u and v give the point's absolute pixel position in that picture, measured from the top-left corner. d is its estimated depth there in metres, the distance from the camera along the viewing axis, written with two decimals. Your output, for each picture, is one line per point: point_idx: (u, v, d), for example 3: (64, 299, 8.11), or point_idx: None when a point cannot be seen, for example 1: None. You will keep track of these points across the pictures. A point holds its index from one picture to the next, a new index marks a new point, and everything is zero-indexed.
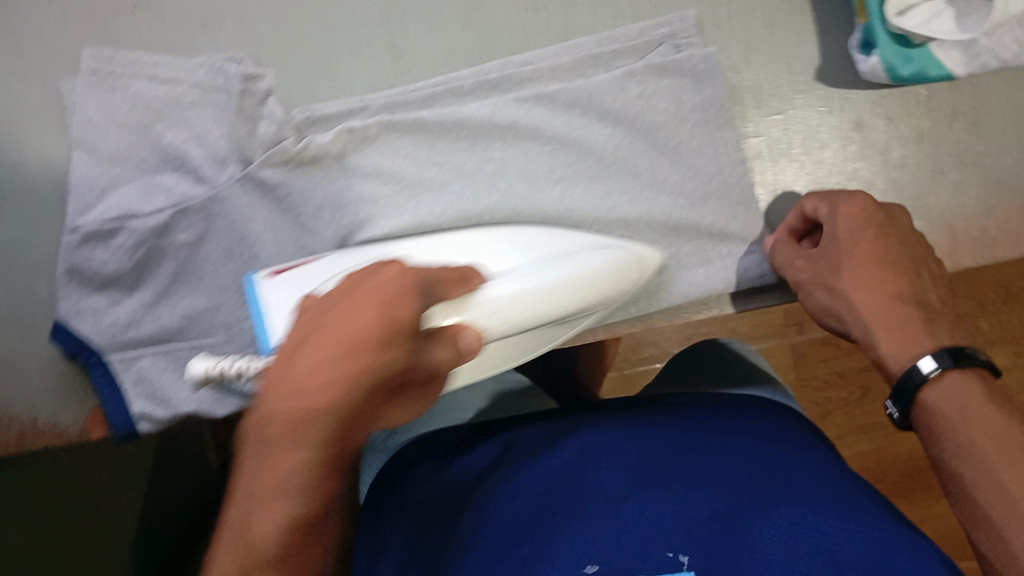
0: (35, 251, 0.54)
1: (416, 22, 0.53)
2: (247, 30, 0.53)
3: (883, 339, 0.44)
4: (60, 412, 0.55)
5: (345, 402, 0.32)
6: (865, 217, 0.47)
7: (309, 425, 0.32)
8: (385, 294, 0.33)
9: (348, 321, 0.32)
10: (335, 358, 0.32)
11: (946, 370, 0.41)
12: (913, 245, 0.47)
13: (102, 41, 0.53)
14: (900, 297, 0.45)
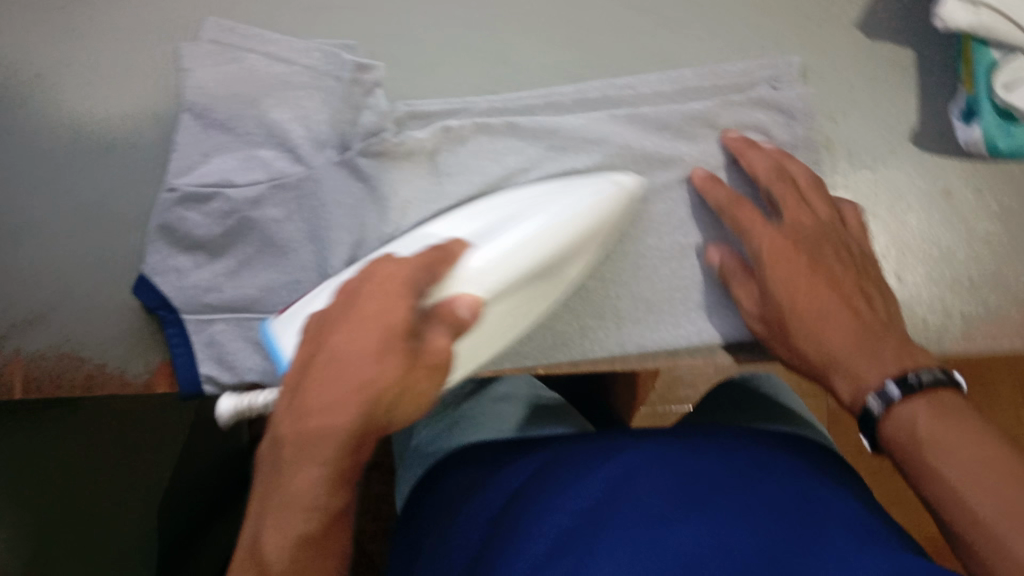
0: (133, 203, 0.56)
1: (526, 35, 0.54)
2: (364, 21, 0.55)
3: (839, 376, 0.44)
4: (129, 360, 0.56)
5: (353, 411, 0.36)
6: (784, 246, 0.47)
7: (322, 440, 0.36)
8: (386, 302, 0.37)
9: (354, 334, 0.36)
10: (342, 372, 0.36)
11: (893, 404, 0.40)
12: (841, 261, 0.47)
13: (227, 13, 0.55)
14: (847, 328, 0.44)
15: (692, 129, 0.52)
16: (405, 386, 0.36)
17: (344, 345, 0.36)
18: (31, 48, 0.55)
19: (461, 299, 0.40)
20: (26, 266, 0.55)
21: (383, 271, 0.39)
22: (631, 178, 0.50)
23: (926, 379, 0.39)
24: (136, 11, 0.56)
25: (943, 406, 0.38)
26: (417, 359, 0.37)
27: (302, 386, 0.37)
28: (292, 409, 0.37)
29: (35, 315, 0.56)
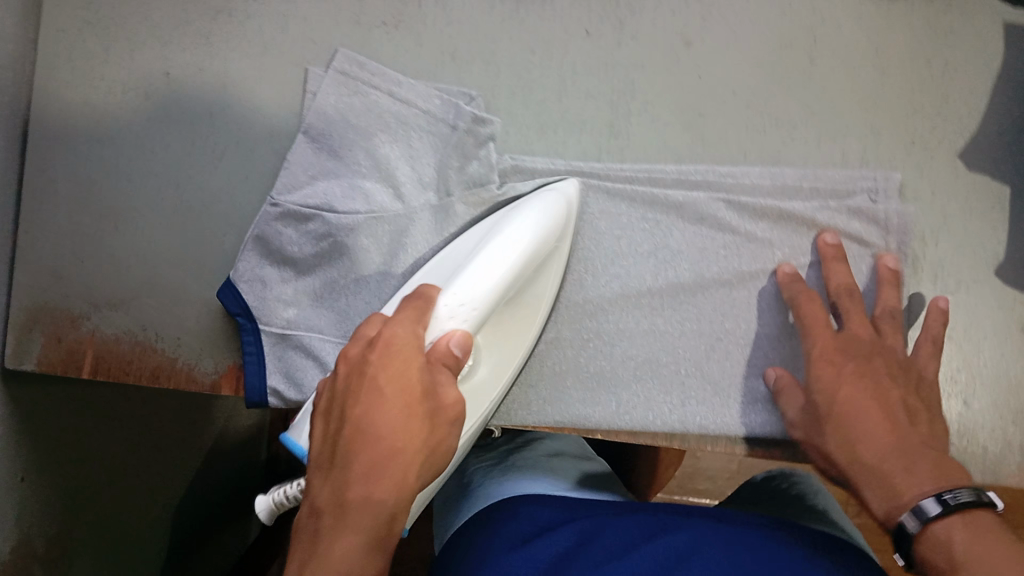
0: (234, 210, 0.58)
1: (641, 110, 0.55)
2: (487, 73, 0.57)
3: (870, 488, 0.43)
4: (203, 358, 0.57)
5: (392, 481, 0.38)
6: (837, 358, 0.48)
7: (364, 512, 0.37)
8: (408, 373, 0.40)
9: (384, 410, 0.39)
10: (375, 447, 0.38)
11: (928, 522, 0.39)
12: (900, 379, 0.48)
13: (358, 47, 0.58)
14: (885, 440, 0.44)
15: (784, 224, 0.53)
16: (434, 449, 0.40)
17: (376, 422, 0.38)
18: (168, 48, 0.59)
19: (454, 336, 0.43)
20: (121, 251, 0.58)
21: (367, 338, 0.42)
22: (568, 181, 0.53)
23: (964, 499, 0.38)
24: (271, 30, 0.59)
25: (978, 524, 0.37)
26: (437, 421, 0.40)
27: (335, 466, 0.38)
28: (326, 491, 0.38)
29: (117, 300, 0.58)
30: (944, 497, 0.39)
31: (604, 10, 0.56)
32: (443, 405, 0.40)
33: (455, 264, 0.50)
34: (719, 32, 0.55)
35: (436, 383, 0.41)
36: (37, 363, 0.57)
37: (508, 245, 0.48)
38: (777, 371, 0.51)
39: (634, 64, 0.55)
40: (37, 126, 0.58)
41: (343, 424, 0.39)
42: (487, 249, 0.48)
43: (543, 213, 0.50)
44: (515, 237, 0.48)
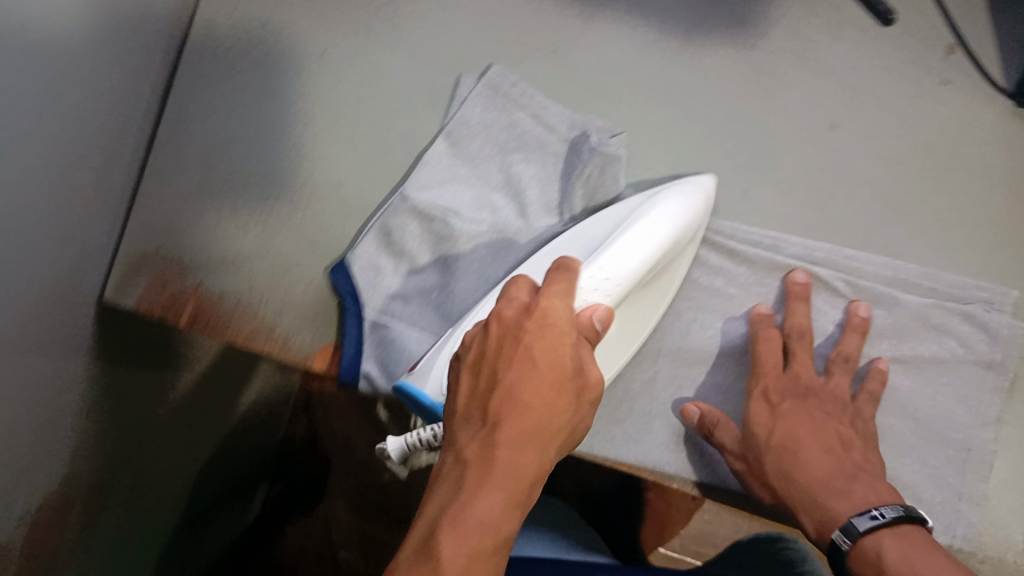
0: (358, 196, 0.59)
1: (776, 180, 0.57)
2: (633, 114, 0.58)
3: (805, 511, 0.49)
4: (301, 330, 0.58)
5: (535, 448, 0.37)
6: (777, 396, 0.52)
7: (512, 469, 0.36)
8: (563, 348, 0.40)
9: (538, 377, 0.39)
10: (529, 410, 0.38)
11: (862, 535, 0.44)
12: (837, 413, 0.52)
13: (512, 64, 0.59)
14: (822, 468, 0.49)
15: (896, 319, 0.55)
16: (575, 421, 0.40)
17: (528, 387, 0.38)
18: (326, 27, 0.60)
19: (599, 311, 0.44)
20: (241, 212, 0.59)
21: (521, 302, 0.42)
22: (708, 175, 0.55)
23: (891, 514, 0.44)
24: (432, 31, 0.60)
25: (906, 535, 0.43)
26: (583, 398, 0.40)
27: (487, 421, 0.38)
28: (475, 447, 0.37)
29: (230, 258, 0.58)
30: (874, 514, 0.44)
31: (758, 79, 0.58)
32: (588, 382, 0.40)
33: (586, 242, 0.52)
34: (866, 122, 0.57)
35: (586, 360, 0.40)
36: (135, 302, 0.57)
37: (656, 225, 0.50)
38: (699, 404, 0.53)
39: (777, 135, 0.57)
40: (184, 77, 0.60)
41: (495, 382, 0.39)
42: (631, 224, 0.50)
43: (679, 205, 0.51)
44: (662, 220, 0.50)
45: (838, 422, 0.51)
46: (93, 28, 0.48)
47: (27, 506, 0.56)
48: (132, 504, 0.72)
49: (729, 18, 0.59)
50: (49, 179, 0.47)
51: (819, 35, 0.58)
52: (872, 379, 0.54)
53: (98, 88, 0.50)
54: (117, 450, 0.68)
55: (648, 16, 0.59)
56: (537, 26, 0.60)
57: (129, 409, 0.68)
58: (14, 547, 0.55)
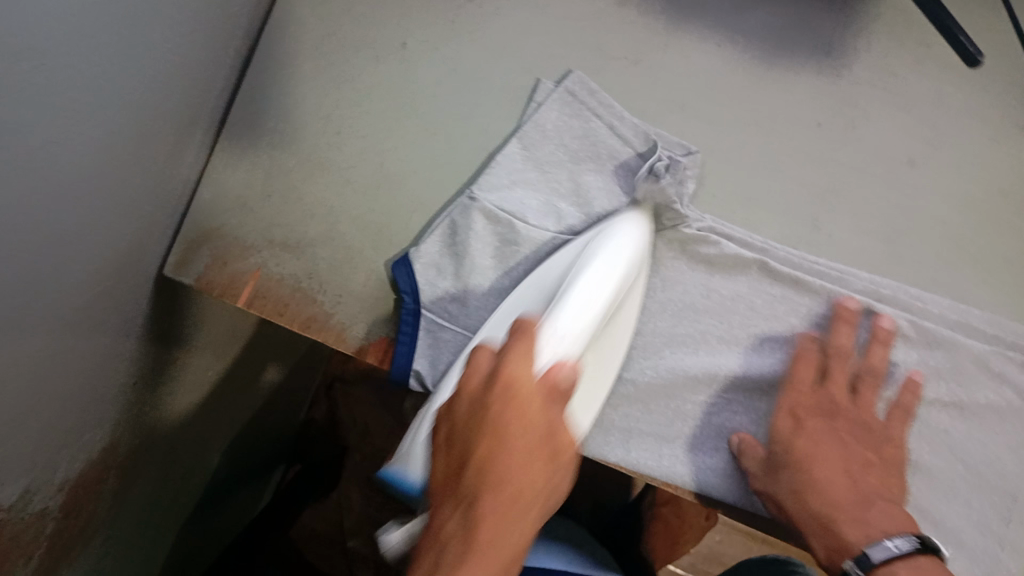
0: (424, 191, 0.59)
1: (846, 212, 0.57)
2: (709, 133, 0.58)
3: (816, 535, 0.52)
4: (357, 321, 0.57)
5: (514, 521, 0.38)
6: (806, 415, 0.54)
7: (493, 546, 0.36)
8: (532, 413, 0.40)
9: (511, 452, 0.39)
10: (505, 484, 0.38)
11: (876, 563, 0.49)
12: (866, 438, 0.54)
13: (591, 73, 0.59)
14: (838, 494, 0.52)
15: (957, 362, 0.55)
16: (550, 487, 0.40)
17: (503, 463, 0.38)
18: (409, 21, 0.60)
19: (566, 365, 0.42)
20: (307, 197, 0.59)
21: (483, 370, 0.41)
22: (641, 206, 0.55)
23: (907, 547, 0.48)
24: (514, 32, 0.60)
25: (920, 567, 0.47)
26: (555, 459, 0.40)
27: (460, 500, 0.38)
28: (452, 527, 0.37)
29: (292, 243, 0.58)
30: (888, 544, 0.48)
31: (837, 109, 0.58)
32: (557, 443, 0.41)
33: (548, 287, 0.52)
34: (942, 163, 0.57)
35: (555, 422, 0.41)
36: (195, 279, 0.57)
37: (608, 271, 0.49)
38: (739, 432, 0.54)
39: (854, 168, 0.57)
40: (262, 56, 0.60)
41: (466, 458, 0.39)
42: (583, 274, 0.48)
43: (624, 239, 0.51)
44: (609, 263, 0.49)
45: (861, 446, 0.53)
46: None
47: (64, 474, 0.56)
48: (166, 479, 0.73)
49: (816, 46, 0.59)
50: (118, 145, 0.47)
51: (904, 70, 0.58)
52: (910, 395, 0.54)
53: (176, 61, 0.50)
54: (156, 454, 0.70)
55: (733, 37, 0.59)
56: (622, 36, 0.60)
57: (173, 376, 0.69)
58: (50, 511, 0.55)
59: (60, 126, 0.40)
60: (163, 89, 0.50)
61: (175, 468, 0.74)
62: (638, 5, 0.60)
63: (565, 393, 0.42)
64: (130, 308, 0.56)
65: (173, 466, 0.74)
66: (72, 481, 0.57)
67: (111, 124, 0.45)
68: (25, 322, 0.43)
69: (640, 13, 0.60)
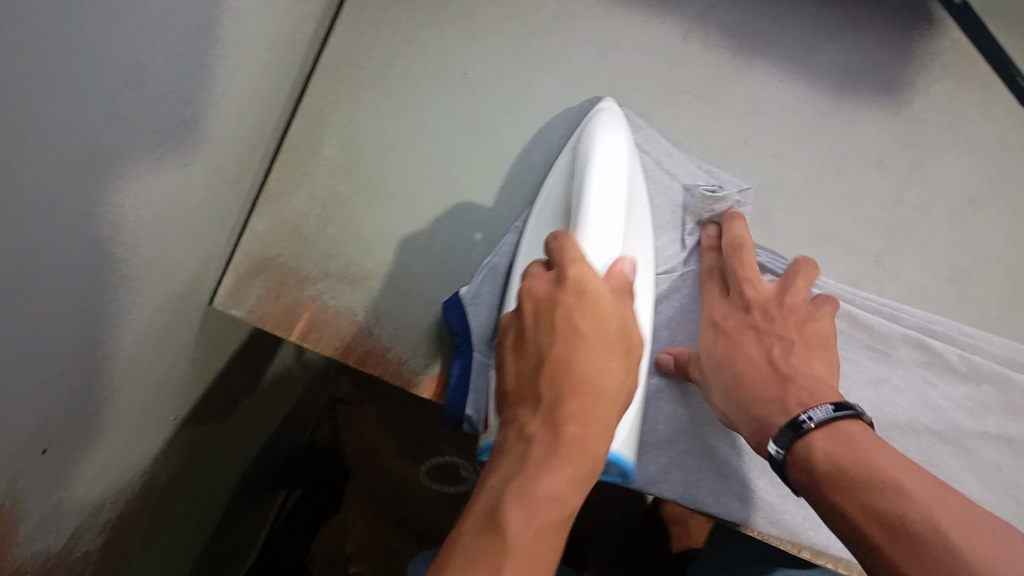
0: (482, 220, 0.58)
1: (907, 251, 0.59)
2: (776, 169, 0.60)
3: (744, 422, 0.48)
4: (414, 357, 0.55)
5: (599, 421, 0.35)
6: (722, 319, 0.54)
7: (576, 452, 0.34)
8: (607, 311, 0.38)
9: (591, 351, 0.36)
10: (586, 383, 0.35)
11: (792, 444, 0.45)
12: (778, 323, 0.52)
13: (658, 107, 0.60)
14: (757, 375, 0.50)
15: (1009, 399, 0.56)
16: (631, 382, 0.38)
17: (585, 362, 0.36)
18: (475, 49, 0.60)
19: (625, 261, 0.43)
20: (367, 226, 0.57)
21: (545, 276, 0.40)
22: (610, 109, 0.55)
23: (820, 415, 0.44)
24: (584, 63, 0.61)
25: (841, 433, 0.43)
26: (632, 357, 0.38)
27: (545, 398, 0.35)
28: (535, 426, 0.35)
29: (349, 274, 0.56)
30: (805, 417, 0.44)
31: (901, 147, 0.60)
32: (634, 340, 0.38)
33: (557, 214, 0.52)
34: (1004, 204, 0.60)
35: (629, 320, 0.39)
36: (247, 312, 0.54)
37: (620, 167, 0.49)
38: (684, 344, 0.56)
39: (918, 208, 0.59)
40: (320, 78, 0.58)
41: (544, 358, 0.37)
42: (593, 179, 0.47)
43: (613, 137, 0.51)
44: (615, 160, 0.49)
45: (779, 327, 0.52)
46: (266, 13, 0.46)
47: (108, 516, 0.48)
48: (202, 479, 0.67)
49: (881, 86, 0.61)
50: (208, 171, 0.46)
51: (965, 113, 0.61)
52: (826, 311, 0.53)
53: (257, 80, 0.49)
54: (196, 450, 0.63)
55: (799, 75, 0.61)
56: (692, 72, 0.61)
57: (214, 390, 0.63)
58: (90, 554, 0.47)
59: (164, 153, 0.38)
60: (245, 111, 0.48)
61: (216, 456, 0.69)
62: (704, 38, 0.61)
63: (627, 287, 0.42)
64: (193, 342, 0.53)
65: (202, 458, 0.65)
66: (115, 520, 0.49)
67: (205, 148, 0.44)
68: (109, 355, 0.40)
69: (708, 48, 0.61)
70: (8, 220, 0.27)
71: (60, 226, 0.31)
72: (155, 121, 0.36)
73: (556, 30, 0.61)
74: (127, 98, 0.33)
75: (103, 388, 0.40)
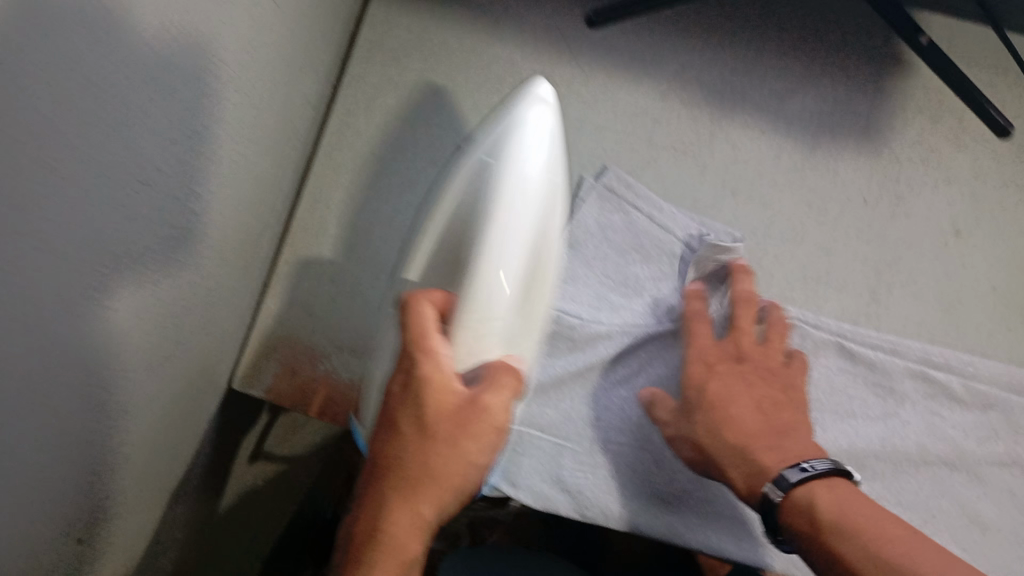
0: None
1: (897, 285, 0.60)
2: (763, 215, 0.62)
3: (736, 465, 0.48)
4: None
5: (413, 520, 0.39)
6: (713, 360, 0.53)
7: (392, 555, 0.38)
8: (437, 394, 0.39)
9: (414, 446, 0.39)
10: (401, 480, 0.39)
11: (792, 489, 0.45)
12: (767, 380, 0.52)
13: (643, 165, 0.63)
14: (751, 424, 0.49)
15: (1012, 421, 0.57)
16: (468, 471, 0.40)
17: (404, 459, 0.39)
18: (465, 123, 0.63)
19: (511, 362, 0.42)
20: (373, 298, 0.60)
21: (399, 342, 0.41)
22: (539, 98, 0.47)
23: (822, 467, 0.45)
24: (569, 128, 0.63)
25: (840, 490, 0.45)
26: (468, 440, 0.40)
27: (372, 492, 0.40)
28: (363, 519, 0.39)
29: (360, 347, 0.59)
30: (806, 467, 0.45)
31: (880, 186, 0.62)
32: (471, 419, 0.40)
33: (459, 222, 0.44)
34: (986, 233, 0.62)
35: (471, 399, 0.40)
36: (265, 391, 0.57)
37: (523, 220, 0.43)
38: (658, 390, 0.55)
39: (904, 242, 0.61)
40: (318, 163, 0.62)
41: (380, 444, 0.40)
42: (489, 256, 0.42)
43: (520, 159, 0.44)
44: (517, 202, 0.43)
45: (773, 393, 0.51)
46: (264, 110, 0.49)
47: None
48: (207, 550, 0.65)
49: (854, 130, 0.64)
50: (212, 268, 0.48)
51: (938, 148, 0.63)
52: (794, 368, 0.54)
53: (257, 171, 0.51)
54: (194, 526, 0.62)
55: (777, 124, 0.64)
56: (674, 130, 0.63)
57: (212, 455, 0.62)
58: None
59: (172, 248, 0.40)
60: (246, 201, 0.51)
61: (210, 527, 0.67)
62: (681, 97, 0.64)
63: (495, 374, 0.41)
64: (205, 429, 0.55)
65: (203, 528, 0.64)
66: None
67: (210, 241, 0.46)
68: (119, 451, 0.41)
69: (687, 105, 0.64)
70: (33, 328, 0.29)
71: (75, 336, 0.33)
72: (164, 220, 0.39)
73: None
74: (138, 204, 0.35)
75: (116, 481, 0.41)
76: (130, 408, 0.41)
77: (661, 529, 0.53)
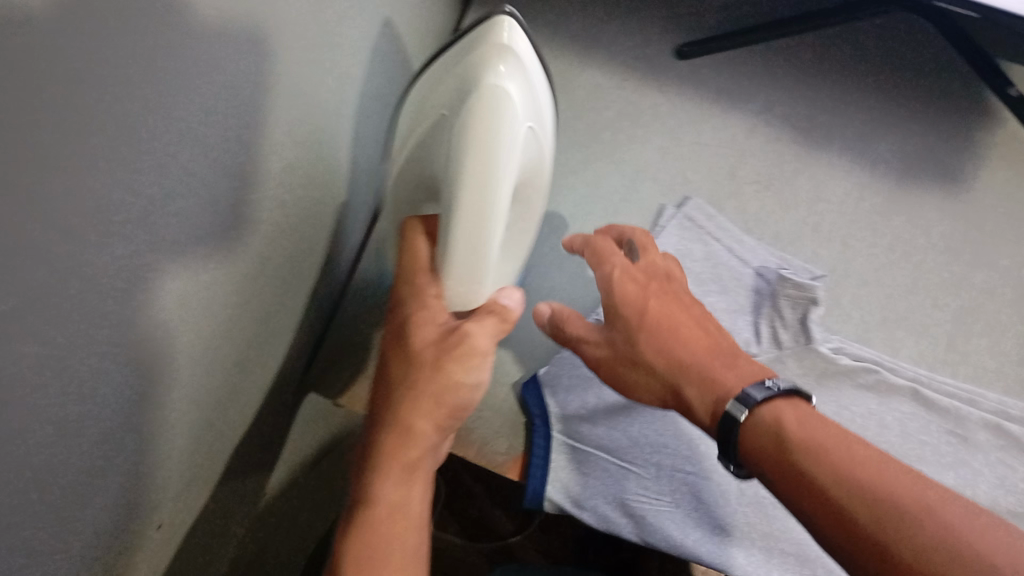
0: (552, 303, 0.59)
1: (977, 335, 0.60)
2: (843, 255, 0.62)
3: (694, 386, 0.44)
4: (495, 439, 0.54)
5: (399, 434, 0.38)
6: (642, 279, 0.50)
7: (382, 469, 0.38)
8: (420, 324, 0.40)
9: (400, 370, 0.40)
10: (387, 404, 0.39)
11: (754, 408, 0.40)
12: (691, 299, 0.50)
13: (726, 197, 0.63)
14: (696, 340, 0.46)
15: None
16: (446, 386, 0.38)
17: (391, 382, 0.40)
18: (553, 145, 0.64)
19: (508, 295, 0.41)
20: None
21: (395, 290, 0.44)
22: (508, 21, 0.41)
23: (784, 385, 0.41)
24: (654, 156, 0.64)
25: (804, 410, 0.40)
26: (446, 361, 0.38)
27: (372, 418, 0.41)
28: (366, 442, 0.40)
29: None
30: (771, 385, 0.41)
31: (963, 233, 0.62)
32: (450, 341, 0.39)
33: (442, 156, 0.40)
34: None
35: (450, 325, 0.40)
36: None
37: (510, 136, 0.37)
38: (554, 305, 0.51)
39: (986, 293, 0.61)
40: None
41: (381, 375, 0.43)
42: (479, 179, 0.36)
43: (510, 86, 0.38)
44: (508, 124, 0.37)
45: (700, 313, 0.49)
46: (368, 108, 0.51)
47: None
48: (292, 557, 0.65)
49: (938, 176, 0.64)
50: (316, 254, 0.47)
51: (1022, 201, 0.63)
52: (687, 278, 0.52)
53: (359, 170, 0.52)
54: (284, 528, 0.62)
55: (861, 165, 0.64)
56: (758, 165, 0.64)
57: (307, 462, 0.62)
58: None
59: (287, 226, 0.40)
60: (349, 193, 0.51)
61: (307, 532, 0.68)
62: (766, 134, 0.65)
63: (490, 307, 0.40)
64: (264, 455, 0.50)
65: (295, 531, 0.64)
66: None
67: (322, 225, 0.47)
68: (203, 433, 0.38)
69: (772, 141, 0.65)
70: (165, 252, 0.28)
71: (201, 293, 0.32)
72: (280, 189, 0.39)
73: (626, 127, 0.65)
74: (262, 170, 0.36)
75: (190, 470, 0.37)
76: (183, 426, 0.35)
77: (726, 560, 0.51)
